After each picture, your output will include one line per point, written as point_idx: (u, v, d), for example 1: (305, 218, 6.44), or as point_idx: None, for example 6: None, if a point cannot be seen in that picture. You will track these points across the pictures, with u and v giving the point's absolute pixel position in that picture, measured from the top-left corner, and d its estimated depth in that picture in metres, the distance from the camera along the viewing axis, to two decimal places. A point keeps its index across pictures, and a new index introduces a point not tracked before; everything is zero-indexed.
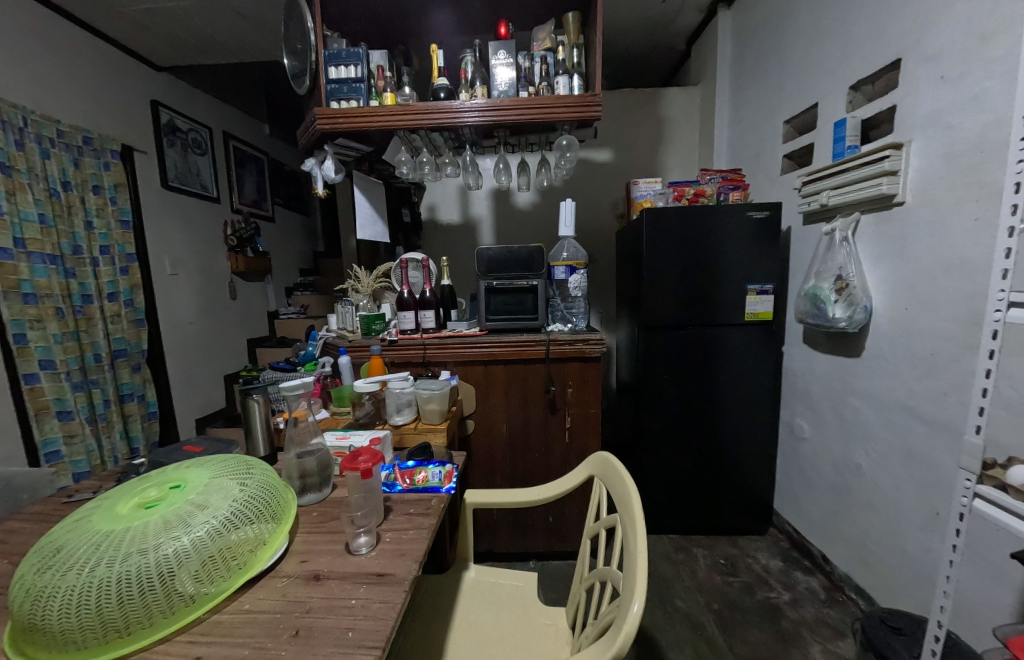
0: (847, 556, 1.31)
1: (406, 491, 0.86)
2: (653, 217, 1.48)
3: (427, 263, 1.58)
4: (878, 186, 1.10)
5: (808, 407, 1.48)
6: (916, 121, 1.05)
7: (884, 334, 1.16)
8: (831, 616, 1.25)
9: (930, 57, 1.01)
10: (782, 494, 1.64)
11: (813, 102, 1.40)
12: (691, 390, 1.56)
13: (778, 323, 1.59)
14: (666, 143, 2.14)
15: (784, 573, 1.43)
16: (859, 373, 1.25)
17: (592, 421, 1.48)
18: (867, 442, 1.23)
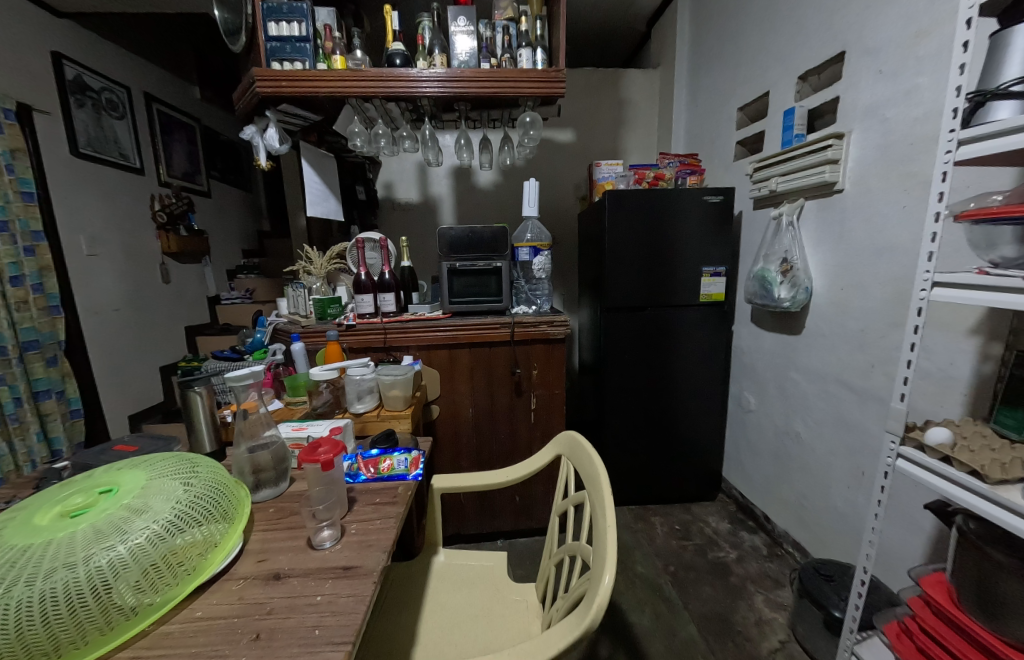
0: (786, 515, 1.45)
1: (370, 481, 0.83)
2: (615, 200, 1.49)
3: (385, 243, 1.50)
4: (822, 174, 1.17)
5: (754, 382, 1.59)
6: (856, 112, 1.12)
7: (822, 313, 1.26)
8: (772, 569, 1.38)
9: (871, 51, 1.06)
10: (730, 463, 1.76)
11: (764, 90, 1.45)
12: (651, 370, 1.62)
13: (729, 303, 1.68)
14: (627, 126, 2.16)
15: (731, 534, 1.56)
16: (799, 350, 1.35)
17: (556, 402, 1.50)
18: (805, 411, 1.35)
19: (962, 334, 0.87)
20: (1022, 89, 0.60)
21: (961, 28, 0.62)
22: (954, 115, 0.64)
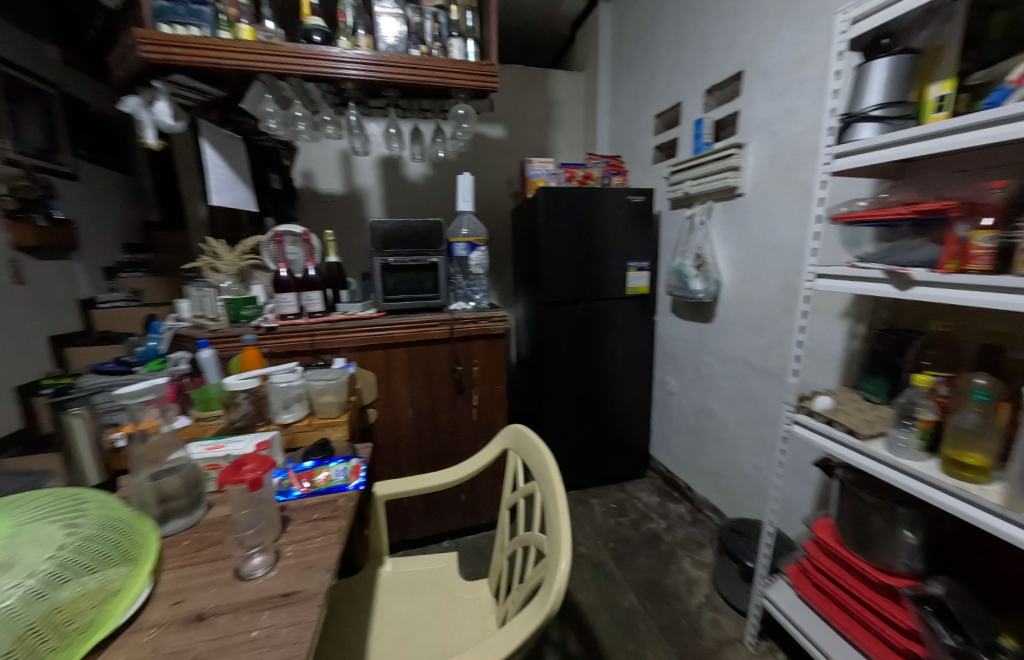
0: (705, 483, 1.62)
1: (306, 496, 0.76)
2: (548, 197, 1.53)
3: (308, 237, 1.35)
4: (727, 179, 1.32)
5: (674, 366, 1.75)
6: (752, 126, 1.27)
7: (728, 302, 1.42)
8: (696, 533, 1.54)
9: (763, 73, 1.22)
10: (656, 442, 1.92)
11: (677, 101, 1.59)
12: (586, 360, 1.71)
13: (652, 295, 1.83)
14: (555, 125, 2.22)
15: (660, 506, 1.71)
16: (712, 335, 1.52)
17: (498, 397, 1.50)
18: (717, 390, 1.52)
19: (836, 317, 1.04)
20: (880, 114, 0.75)
21: (836, 61, 0.79)
22: (831, 133, 0.80)
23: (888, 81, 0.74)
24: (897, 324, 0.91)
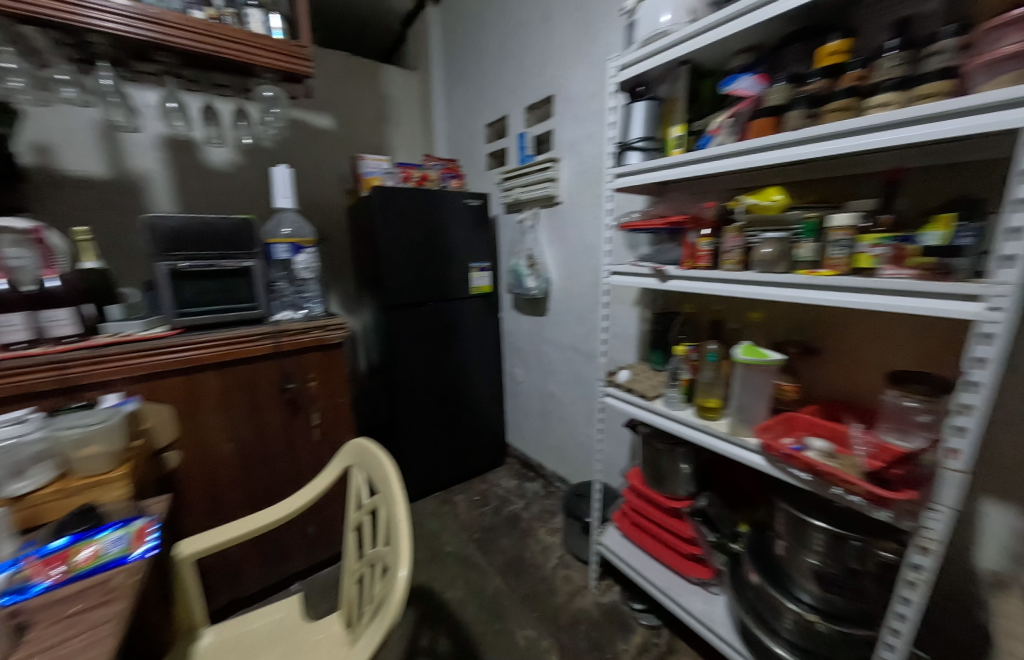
0: (553, 459, 1.82)
1: (59, 587, 0.56)
2: (384, 196, 1.48)
3: (41, 234, 0.99)
4: (546, 189, 1.49)
5: (520, 358, 1.90)
6: (562, 144, 1.46)
7: (557, 297, 1.60)
8: (549, 504, 1.72)
9: (567, 99, 1.42)
10: (512, 429, 2.07)
11: (502, 114, 1.72)
12: (439, 361, 1.72)
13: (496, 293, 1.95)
14: (391, 122, 2.15)
15: (518, 488, 1.84)
16: (547, 328, 1.69)
17: (343, 412, 1.38)
18: (555, 375, 1.71)
19: (630, 305, 1.29)
20: (642, 145, 0.95)
21: (612, 97, 0.97)
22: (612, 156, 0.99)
23: (646, 119, 0.95)
24: (667, 307, 1.17)
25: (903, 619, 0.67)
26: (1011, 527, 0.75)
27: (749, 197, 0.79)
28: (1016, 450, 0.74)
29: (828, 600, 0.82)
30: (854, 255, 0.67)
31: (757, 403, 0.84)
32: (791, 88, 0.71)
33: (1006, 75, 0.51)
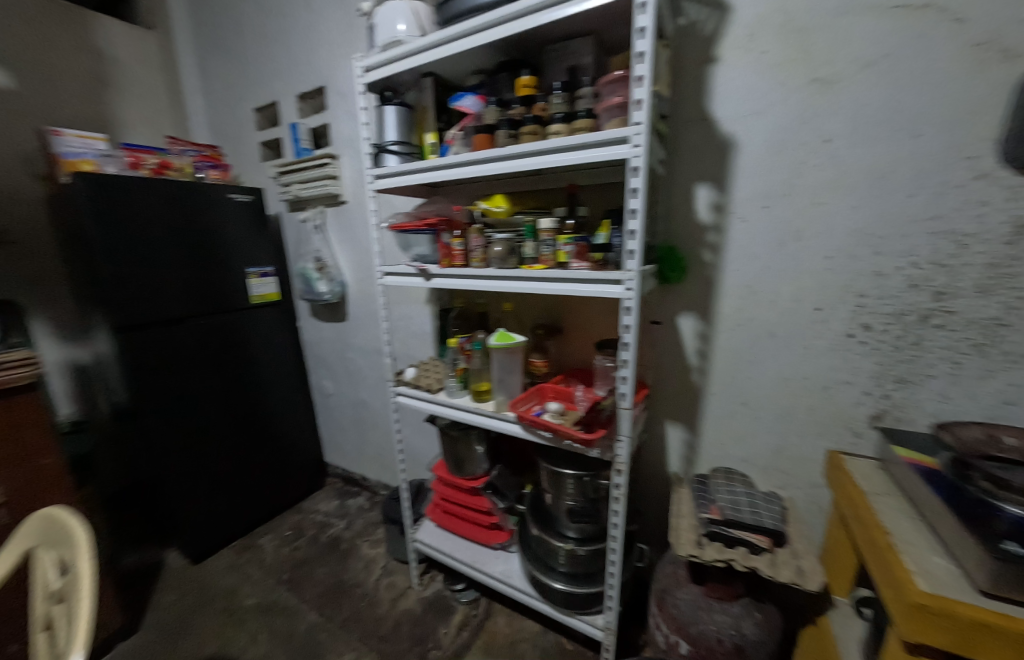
0: (375, 468, 1.74)
1: None
2: (97, 185, 1.12)
3: None
4: (327, 186, 1.40)
5: (327, 369, 1.73)
6: (340, 140, 1.39)
7: (355, 300, 1.52)
8: (373, 515, 1.65)
9: (339, 93, 1.35)
10: (329, 447, 1.90)
11: (272, 100, 1.54)
12: (219, 386, 1.43)
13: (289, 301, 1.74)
14: (116, 90, 1.65)
15: (340, 508, 1.71)
16: (350, 333, 1.58)
17: (51, 477, 1.02)
18: (364, 382, 1.62)
19: (423, 304, 1.33)
20: (396, 149, 0.97)
21: (362, 98, 0.96)
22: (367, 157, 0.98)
23: (398, 124, 0.97)
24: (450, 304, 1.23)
25: (616, 526, 0.88)
26: (681, 439, 1.07)
27: (483, 202, 0.90)
28: (677, 386, 1.04)
29: (582, 529, 1.01)
30: (556, 252, 0.83)
31: (513, 380, 0.97)
32: (499, 111, 0.84)
33: (615, 119, 0.72)
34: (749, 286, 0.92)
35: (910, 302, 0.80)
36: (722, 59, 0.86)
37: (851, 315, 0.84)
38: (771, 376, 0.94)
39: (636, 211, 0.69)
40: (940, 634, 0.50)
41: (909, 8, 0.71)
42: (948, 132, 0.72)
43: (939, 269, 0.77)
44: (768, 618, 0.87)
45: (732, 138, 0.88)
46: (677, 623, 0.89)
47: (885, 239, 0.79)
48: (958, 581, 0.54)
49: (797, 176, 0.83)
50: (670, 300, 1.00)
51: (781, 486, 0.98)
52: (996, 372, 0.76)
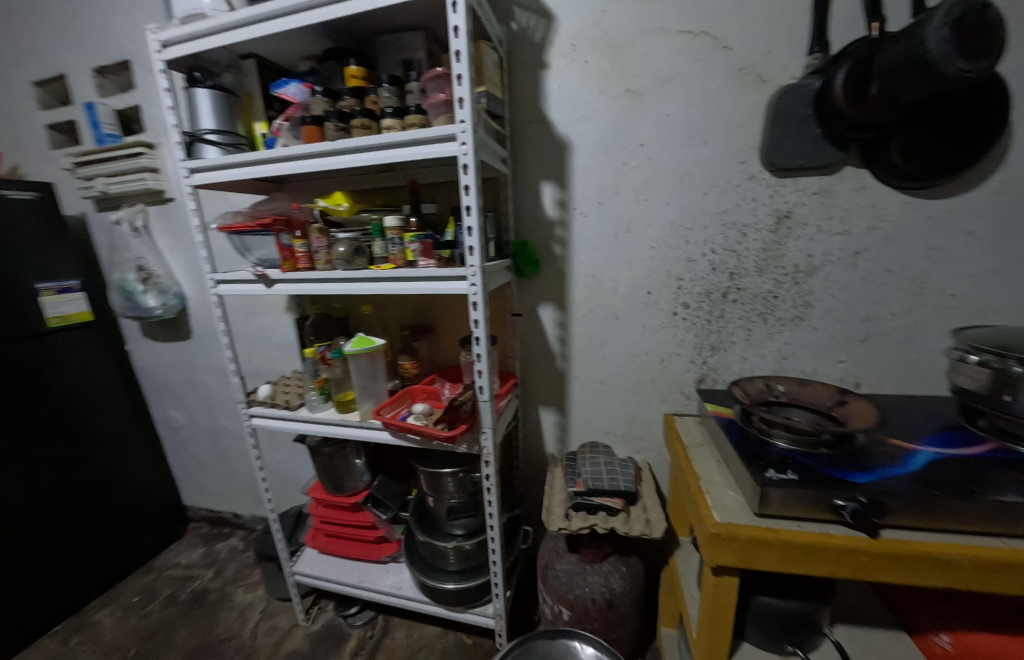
0: (248, 501, 1.53)
1: None
2: None
3: None
4: (144, 181, 1.17)
5: (173, 396, 1.46)
6: (158, 127, 1.17)
7: (198, 314, 1.31)
8: (250, 555, 1.43)
9: (151, 69, 1.13)
10: (184, 490, 1.58)
11: (58, 72, 1.23)
12: (7, 430, 1.09)
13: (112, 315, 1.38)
14: None
15: (206, 555, 1.44)
16: (196, 351, 1.36)
17: None
18: (223, 406, 1.41)
19: (283, 313, 1.21)
20: (214, 139, 0.84)
21: (160, 77, 0.80)
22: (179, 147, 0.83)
23: (214, 110, 0.84)
24: (305, 309, 1.17)
25: (493, 517, 0.90)
26: (553, 421, 1.14)
27: (322, 201, 0.84)
28: (545, 372, 1.10)
29: (467, 524, 1.02)
30: (404, 250, 0.81)
31: (379, 386, 0.94)
32: (327, 101, 0.77)
33: (443, 115, 0.72)
34: (595, 275, 1.01)
35: (714, 282, 0.95)
36: (552, 66, 0.91)
37: (674, 296, 0.98)
38: (620, 355, 1.04)
39: (470, 207, 0.70)
40: (733, 559, 0.59)
41: (691, 34, 0.84)
42: (727, 140, 0.87)
43: (730, 254, 0.93)
44: (632, 569, 0.96)
45: (567, 139, 0.94)
46: (558, 593, 0.95)
47: (692, 230, 0.93)
48: (745, 509, 0.64)
49: (622, 175, 0.93)
50: (531, 292, 1.05)
51: (637, 451, 1.11)
52: (774, 334, 0.95)
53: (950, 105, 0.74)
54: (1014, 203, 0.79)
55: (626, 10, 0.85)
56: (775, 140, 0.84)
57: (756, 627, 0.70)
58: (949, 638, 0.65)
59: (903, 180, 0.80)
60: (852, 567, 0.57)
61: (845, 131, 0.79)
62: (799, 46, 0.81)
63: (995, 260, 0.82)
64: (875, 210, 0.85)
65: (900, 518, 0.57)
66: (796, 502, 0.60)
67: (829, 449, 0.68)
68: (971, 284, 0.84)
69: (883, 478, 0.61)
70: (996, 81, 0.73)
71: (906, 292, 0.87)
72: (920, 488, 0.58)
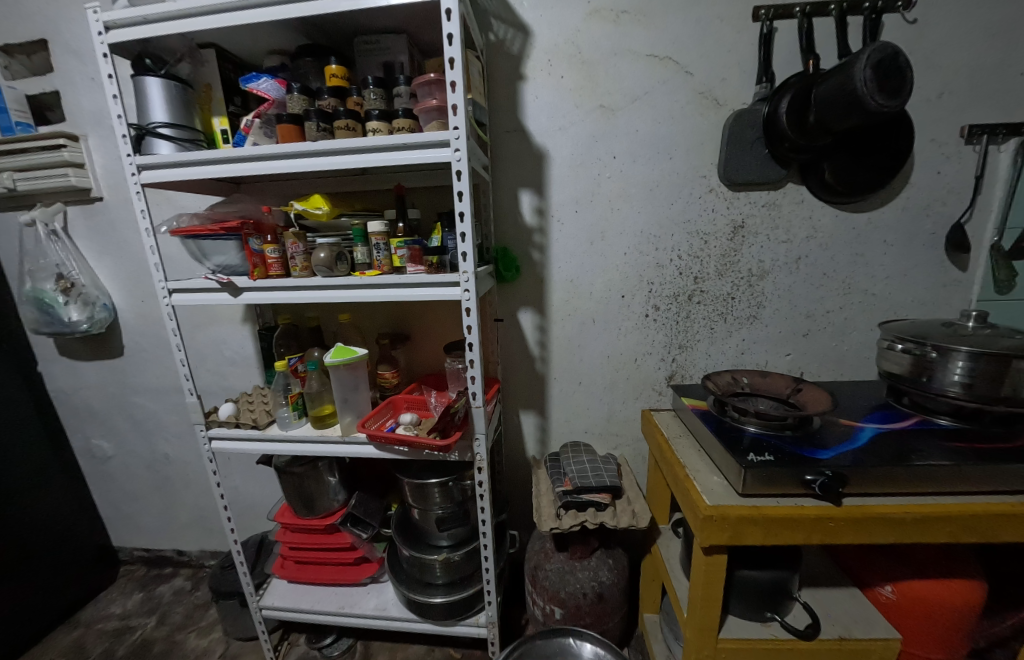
0: (194, 535, 1.37)
1: None
2: None
3: None
4: (65, 177, 1.02)
5: (98, 424, 1.27)
6: (84, 117, 1.04)
7: (133, 328, 1.16)
8: (200, 595, 1.28)
9: (74, 52, 1.00)
10: (112, 529, 1.38)
11: None
12: None
13: (16, 334, 1.16)
14: None
15: (144, 601, 1.26)
16: (129, 370, 1.21)
17: None
18: (164, 431, 1.26)
19: (238, 324, 1.12)
20: (168, 133, 0.76)
21: (101, 61, 0.71)
22: (125, 141, 0.74)
23: (167, 102, 0.76)
24: (269, 319, 1.10)
25: (486, 522, 0.89)
26: (534, 424, 1.16)
27: (298, 203, 0.79)
28: (526, 376, 1.12)
29: (454, 535, 1.00)
30: (390, 256, 0.78)
31: (361, 397, 0.90)
32: (306, 100, 0.74)
33: (434, 120, 0.72)
34: (572, 280, 1.05)
35: (680, 286, 1.03)
36: (529, 78, 0.94)
37: (645, 299, 1.04)
38: (597, 356, 1.09)
39: (463, 213, 0.70)
40: (724, 537, 0.64)
41: (657, 57, 0.91)
42: (690, 156, 0.95)
43: (695, 260, 1.01)
44: (618, 560, 1.00)
45: (545, 149, 0.98)
46: (550, 593, 0.97)
47: (660, 238, 1.00)
48: (729, 490, 0.70)
49: (598, 185, 0.98)
50: (510, 297, 1.07)
51: (614, 447, 1.16)
52: (732, 332, 1.05)
53: (869, 134, 0.88)
54: (917, 216, 0.95)
55: (599, 31, 0.91)
56: (730, 159, 0.93)
57: (739, 599, 0.76)
58: (891, 587, 0.76)
59: (835, 196, 0.93)
60: (822, 533, 0.64)
61: (789, 153, 0.89)
62: (750, 75, 0.91)
63: (904, 264, 0.98)
64: (812, 221, 0.97)
65: (857, 486, 0.66)
66: (774, 481, 0.66)
67: (792, 431, 0.76)
68: (888, 284, 0.99)
69: (841, 453, 0.70)
70: (903, 116, 0.88)
71: (839, 292, 1.01)
72: (870, 460, 0.67)
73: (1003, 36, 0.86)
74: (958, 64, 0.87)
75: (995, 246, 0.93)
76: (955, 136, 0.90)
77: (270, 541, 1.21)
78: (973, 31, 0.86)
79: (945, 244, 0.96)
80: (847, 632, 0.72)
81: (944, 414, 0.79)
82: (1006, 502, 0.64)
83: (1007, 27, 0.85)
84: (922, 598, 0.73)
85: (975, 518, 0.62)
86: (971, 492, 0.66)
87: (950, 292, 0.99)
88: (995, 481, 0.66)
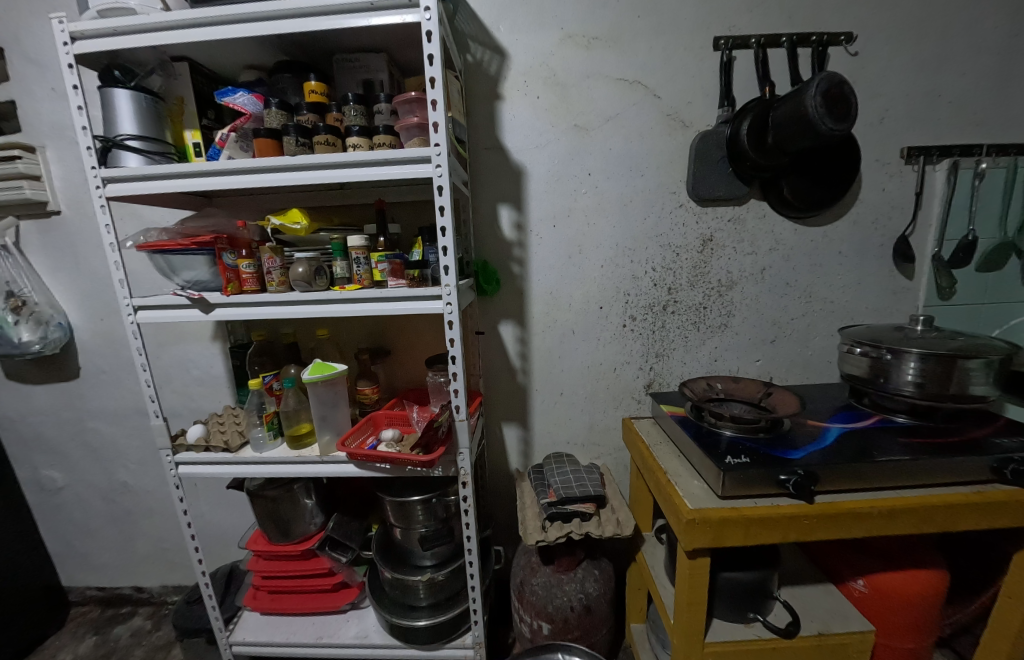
0: (155, 569, 1.28)
1: None
2: None
3: None
4: (19, 190, 0.96)
5: (49, 453, 1.18)
6: (42, 128, 1.00)
7: (91, 349, 1.10)
8: (162, 635, 1.19)
9: (33, 62, 0.96)
10: (61, 568, 1.26)
11: None
12: None
13: None
14: None
15: (98, 646, 1.16)
16: (85, 393, 1.13)
17: None
18: (122, 458, 1.19)
19: (208, 342, 1.07)
20: (138, 146, 0.74)
21: (66, 72, 0.68)
22: (91, 153, 0.71)
23: (137, 114, 0.74)
24: (242, 337, 1.06)
25: (471, 539, 0.88)
26: (516, 437, 1.15)
27: (276, 218, 0.78)
28: (507, 388, 1.12)
29: (438, 553, 0.97)
30: (370, 270, 0.78)
31: (340, 414, 0.87)
32: (284, 115, 0.74)
33: (416, 137, 0.73)
34: (551, 292, 1.07)
35: (656, 296, 1.07)
36: (507, 98, 0.97)
37: (623, 309, 1.07)
38: (578, 367, 1.11)
39: (445, 228, 0.71)
40: (706, 540, 0.66)
41: (626, 81, 0.96)
42: (660, 173, 1.00)
43: (668, 271, 1.05)
44: (604, 571, 1.00)
45: (522, 166, 1.00)
46: (537, 608, 0.95)
47: (635, 251, 1.04)
48: (709, 494, 0.72)
49: (574, 200, 1.02)
50: (491, 310, 1.08)
51: (597, 456, 1.17)
52: (706, 340, 1.09)
53: (821, 155, 0.95)
54: (867, 230, 1.03)
55: (572, 54, 0.95)
56: (698, 177, 0.98)
57: (723, 602, 0.78)
58: (863, 582, 0.79)
59: (793, 211, 0.99)
60: (797, 530, 0.67)
61: (751, 171, 0.95)
62: (713, 99, 0.97)
63: (858, 273, 1.05)
64: (774, 235, 1.03)
65: (828, 484, 0.70)
66: (751, 482, 0.69)
67: (765, 433, 0.80)
68: (845, 292, 1.06)
69: (810, 452, 0.73)
70: (849, 138, 0.96)
71: (801, 301, 1.07)
72: (838, 457, 0.71)
73: (931, 69, 0.95)
74: (895, 93, 0.97)
75: (936, 256, 1.02)
76: (896, 157, 0.99)
77: (241, 571, 1.15)
78: (905, 64, 0.95)
79: (893, 254, 1.04)
80: (825, 628, 0.75)
81: (901, 412, 0.84)
82: (960, 493, 0.69)
83: (934, 62, 0.95)
84: (892, 591, 0.77)
85: (935, 509, 0.67)
86: (928, 484, 0.71)
87: (901, 298, 1.06)
88: (950, 473, 0.70)
